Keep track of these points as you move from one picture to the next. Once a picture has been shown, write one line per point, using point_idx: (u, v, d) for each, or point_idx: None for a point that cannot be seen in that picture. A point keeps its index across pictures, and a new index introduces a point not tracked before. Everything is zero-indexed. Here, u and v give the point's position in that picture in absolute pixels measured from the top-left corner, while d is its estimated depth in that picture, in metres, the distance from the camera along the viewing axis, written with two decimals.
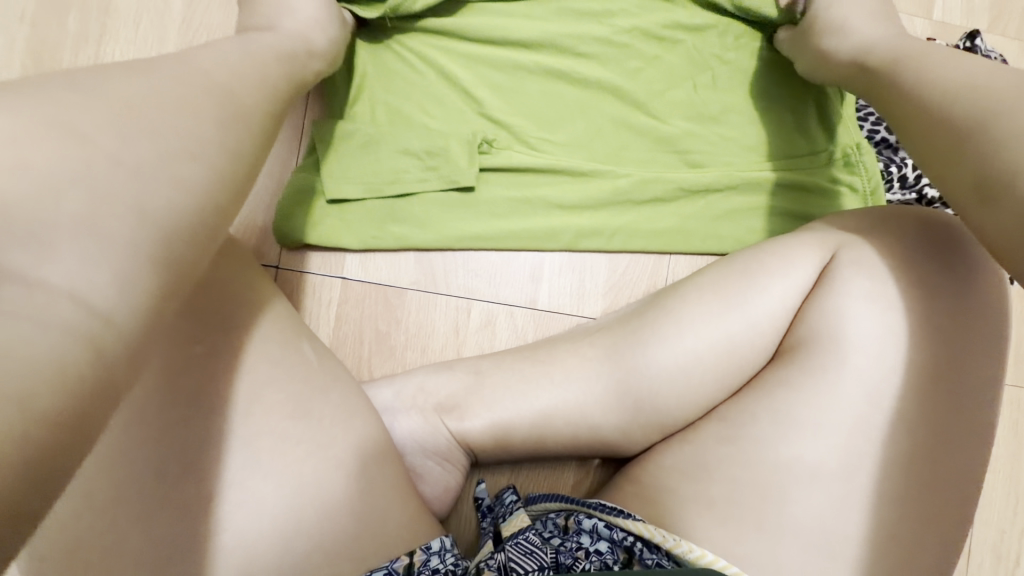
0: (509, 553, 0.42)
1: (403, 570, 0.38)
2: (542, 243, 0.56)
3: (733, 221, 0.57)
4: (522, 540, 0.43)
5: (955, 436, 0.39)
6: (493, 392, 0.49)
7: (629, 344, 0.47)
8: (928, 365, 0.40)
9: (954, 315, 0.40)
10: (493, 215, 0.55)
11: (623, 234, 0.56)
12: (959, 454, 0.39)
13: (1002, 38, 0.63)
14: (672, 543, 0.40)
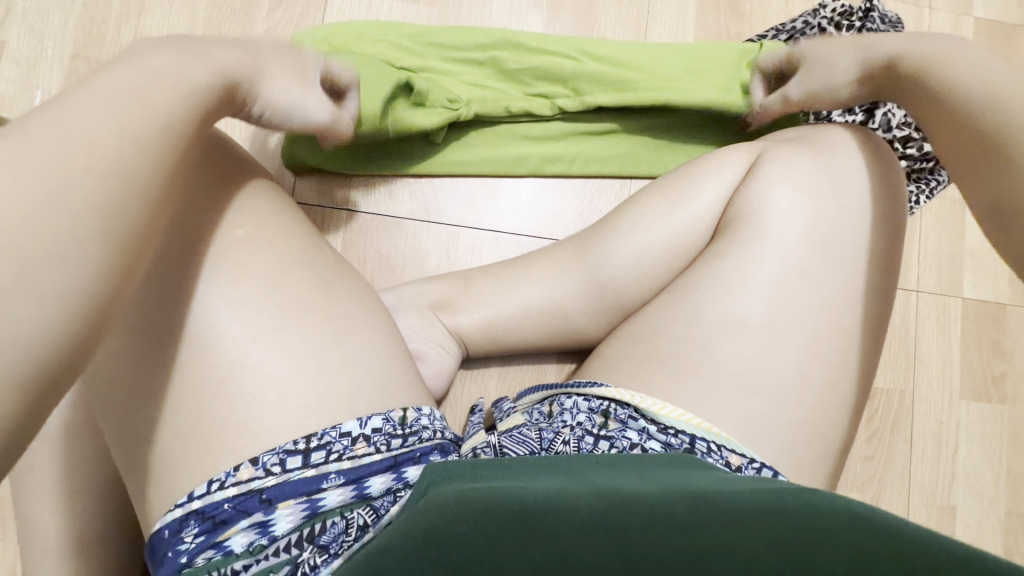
0: (503, 440, 0.50)
1: (398, 420, 0.45)
2: (511, 170, 0.65)
3: (673, 147, 0.67)
4: (516, 432, 0.51)
5: (851, 288, 0.48)
6: (479, 292, 0.57)
7: (594, 244, 0.56)
8: (829, 233, 0.49)
9: (850, 198, 0.50)
10: (470, 146, 0.65)
11: (580, 161, 0.66)
12: (854, 303, 0.49)
13: (901, 2, 0.73)
14: (639, 400, 0.48)
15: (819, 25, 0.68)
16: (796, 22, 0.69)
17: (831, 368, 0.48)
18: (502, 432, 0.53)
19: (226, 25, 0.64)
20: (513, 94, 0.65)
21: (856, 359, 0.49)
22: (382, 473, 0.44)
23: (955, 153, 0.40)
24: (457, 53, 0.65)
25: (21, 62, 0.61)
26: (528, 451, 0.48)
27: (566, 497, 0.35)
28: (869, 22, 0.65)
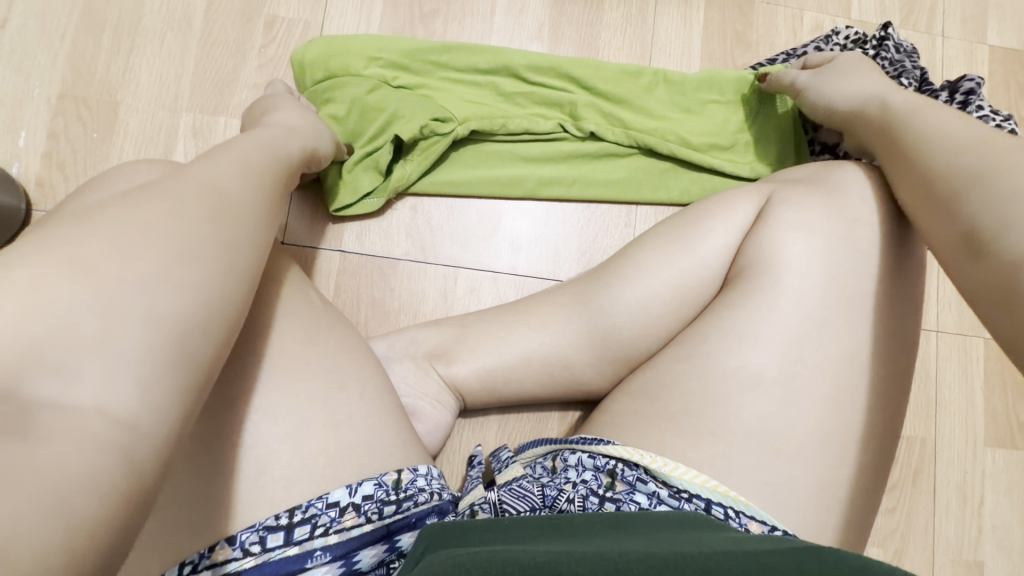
0: (502, 494, 0.47)
1: (392, 484, 0.42)
2: (506, 192, 0.63)
3: (676, 168, 0.65)
4: (516, 486, 0.48)
5: (872, 343, 0.46)
6: (477, 341, 0.54)
7: (598, 288, 0.53)
8: (850, 281, 0.46)
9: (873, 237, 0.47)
10: (464, 168, 0.63)
11: (580, 182, 0.63)
12: (877, 359, 0.46)
13: (914, 32, 0.71)
14: (649, 460, 0.44)
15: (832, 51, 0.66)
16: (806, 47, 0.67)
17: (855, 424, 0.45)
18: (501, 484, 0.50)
19: (217, 62, 0.62)
20: (512, 113, 0.64)
21: (882, 415, 0.46)
22: (373, 544, 0.41)
23: (941, 218, 0.40)
24: (454, 71, 0.64)
25: (6, 101, 0.60)
26: (528, 507, 0.46)
27: (566, 560, 0.33)
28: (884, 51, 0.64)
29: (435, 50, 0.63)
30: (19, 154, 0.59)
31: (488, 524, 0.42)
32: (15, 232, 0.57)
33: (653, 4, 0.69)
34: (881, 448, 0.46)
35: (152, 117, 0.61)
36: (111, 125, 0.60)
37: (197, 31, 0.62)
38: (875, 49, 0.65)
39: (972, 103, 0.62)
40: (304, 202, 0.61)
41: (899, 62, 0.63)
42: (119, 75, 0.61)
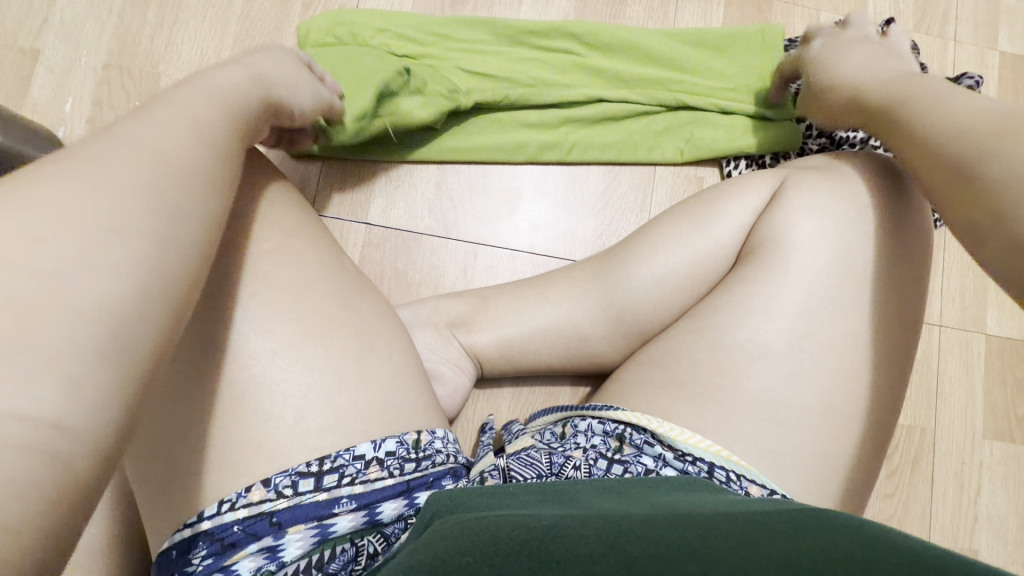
0: (511, 463, 0.49)
1: (412, 443, 0.45)
2: (510, 156, 0.65)
3: (672, 136, 0.67)
4: (525, 455, 0.50)
5: (878, 328, 0.47)
6: (497, 312, 0.56)
7: (614, 266, 0.55)
8: (868, 253, 0.48)
9: (887, 223, 0.49)
10: (470, 133, 0.65)
11: (578, 147, 0.66)
12: (884, 344, 0.47)
13: (926, 35, 0.73)
14: (656, 425, 0.47)
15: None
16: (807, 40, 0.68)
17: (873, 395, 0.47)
18: (511, 454, 0.52)
19: (255, 39, 0.65)
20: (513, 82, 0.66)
21: (894, 386, 0.48)
22: (393, 499, 0.43)
23: (942, 187, 0.37)
24: (457, 44, 0.66)
25: (55, 69, 0.63)
26: (535, 474, 0.47)
27: (568, 523, 0.35)
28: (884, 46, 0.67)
29: (437, 24, 0.65)
30: (65, 119, 0.62)
31: (491, 490, 0.44)
32: None
33: None
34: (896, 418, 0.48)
35: None
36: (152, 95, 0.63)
37: (237, 10, 0.65)
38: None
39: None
40: (335, 175, 0.64)
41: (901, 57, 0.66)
42: (161, 48, 0.64)
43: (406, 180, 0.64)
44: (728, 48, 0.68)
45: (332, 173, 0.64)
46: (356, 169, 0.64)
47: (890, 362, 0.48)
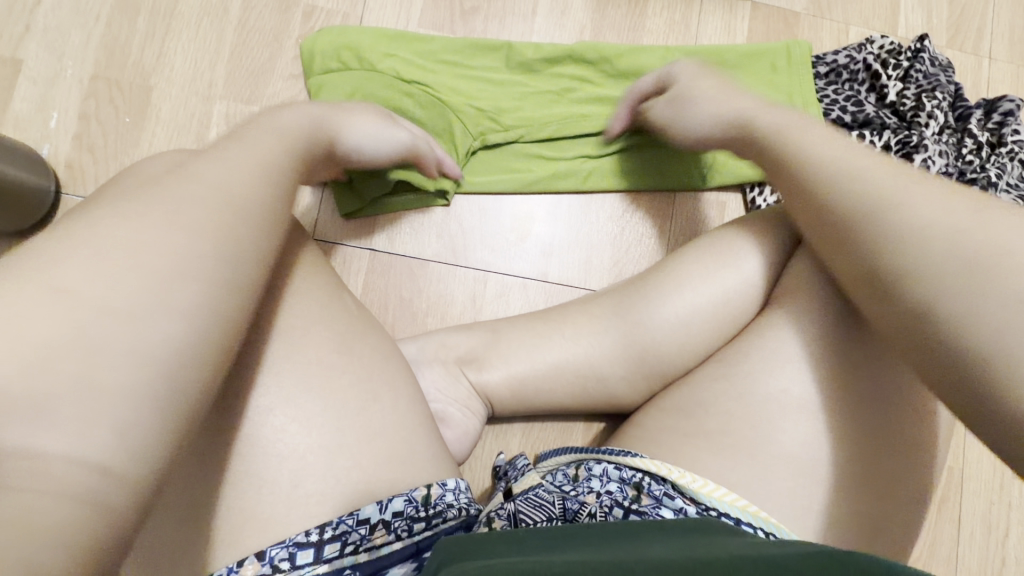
0: (519, 505, 0.46)
1: (421, 500, 0.41)
2: (523, 184, 0.62)
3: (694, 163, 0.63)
4: (534, 495, 0.47)
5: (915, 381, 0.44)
6: (509, 347, 0.53)
7: (634, 303, 0.52)
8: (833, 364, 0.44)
9: None
10: (484, 160, 0.62)
11: (597, 175, 0.62)
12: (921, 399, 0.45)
13: (961, 52, 0.69)
14: (677, 475, 0.44)
15: (864, 60, 0.65)
16: (838, 56, 0.65)
17: (844, 515, 0.43)
18: (517, 493, 0.49)
19: (253, 51, 0.61)
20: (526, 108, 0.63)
21: (886, 500, 0.43)
22: (402, 563, 0.40)
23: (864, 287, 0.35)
24: (467, 68, 0.63)
25: (38, 81, 0.59)
26: (545, 517, 0.45)
27: (580, 565, 0.32)
28: (918, 64, 0.64)
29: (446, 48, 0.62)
30: (49, 135, 0.58)
31: (500, 536, 0.41)
32: (44, 213, 0.57)
33: (696, 11, 0.67)
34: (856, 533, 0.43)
35: (185, 104, 0.60)
36: (143, 110, 0.59)
37: (233, 19, 0.61)
38: (911, 61, 0.64)
39: (1009, 125, 0.62)
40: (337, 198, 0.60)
41: (934, 76, 0.64)
42: (152, 60, 0.60)
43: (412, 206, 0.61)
44: (755, 73, 0.64)
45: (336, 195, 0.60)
46: None
47: (864, 480, 0.43)
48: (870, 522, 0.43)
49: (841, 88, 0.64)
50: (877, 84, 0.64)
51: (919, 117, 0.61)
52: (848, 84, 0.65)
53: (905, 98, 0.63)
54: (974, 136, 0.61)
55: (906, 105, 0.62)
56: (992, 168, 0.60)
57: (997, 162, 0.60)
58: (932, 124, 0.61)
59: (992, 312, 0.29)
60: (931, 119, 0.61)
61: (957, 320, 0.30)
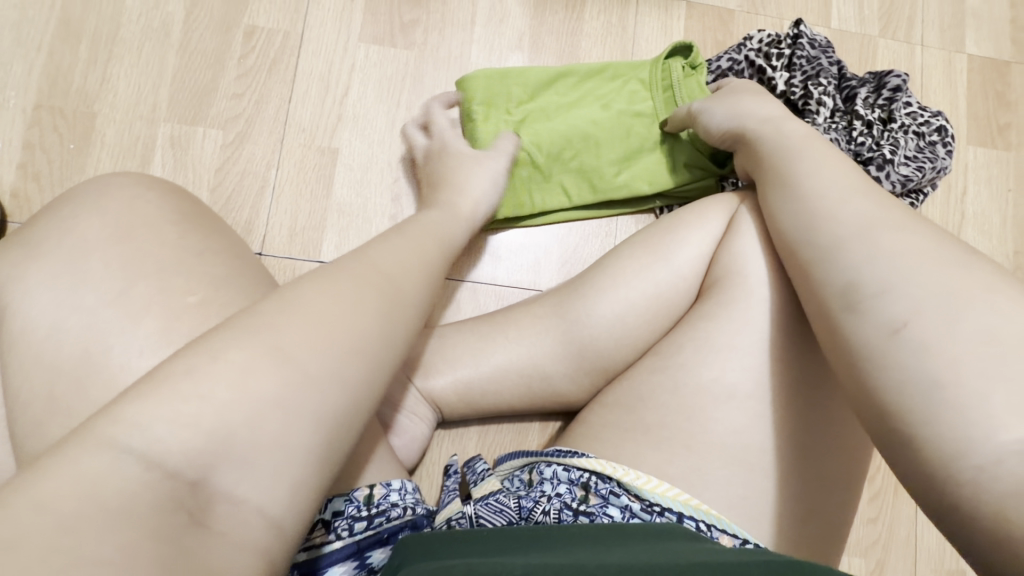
0: (478, 509, 0.47)
1: (363, 499, 0.42)
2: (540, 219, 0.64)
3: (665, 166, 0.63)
4: (493, 500, 0.48)
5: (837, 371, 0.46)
6: (454, 352, 0.54)
7: (575, 301, 0.52)
8: (778, 367, 0.45)
9: None
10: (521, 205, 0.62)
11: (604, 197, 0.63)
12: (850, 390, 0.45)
13: (895, 42, 0.71)
14: (621, 474, 0.44)
15: (747, 58, 0.67)
16: (721, 61, 0.67)
17: (778, 481, 0.44)
18: (477, 498, 0.49)
19: (196, 73, 0.62)
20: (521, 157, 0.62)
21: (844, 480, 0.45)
22: (342, 561, 0.41)
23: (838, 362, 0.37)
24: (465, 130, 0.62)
25: None
26: (506, 522, 0.45)
27: (541, 574, 0.33)
28: (798, 49, 0.66)
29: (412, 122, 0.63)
30: None
31: (463, 534, 0.42)
32: None
33: (633, 15, 0.69)
34: (790, 500, 0.44)
35: (130, 127, 0.60)
36: (87, 135, 0.60)
37: (175, 42, 0.62)
38: (791, 48, 0.66)
39: (898, 99, 0.64)
40: (283, 213, 0.61)
41: (817, 60, 0.66)
42: (97, 85, 0.61)
43: (359, 216, 0.61)
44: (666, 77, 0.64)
45: (283, 211, 0.61)
46: (309, 202, 0.61)
47: (801, 457, 0.44)
48: (802, 494, 0.44)
49: None
50: (764, 78, 0.66)
51: (810, 104, 0.64)
52: None
53: (794, 87, 0.65)
54: (862, 118, 0.63)
55: (795, 94, 0.65)
56: (886, 145, 0.61)
57: (891, 138, 0.62)
58: (822, 111, 0.63)
59: (949, 348, 0.31)
60: (821, 107, 0.63)
61: (911, 349, 0.32)
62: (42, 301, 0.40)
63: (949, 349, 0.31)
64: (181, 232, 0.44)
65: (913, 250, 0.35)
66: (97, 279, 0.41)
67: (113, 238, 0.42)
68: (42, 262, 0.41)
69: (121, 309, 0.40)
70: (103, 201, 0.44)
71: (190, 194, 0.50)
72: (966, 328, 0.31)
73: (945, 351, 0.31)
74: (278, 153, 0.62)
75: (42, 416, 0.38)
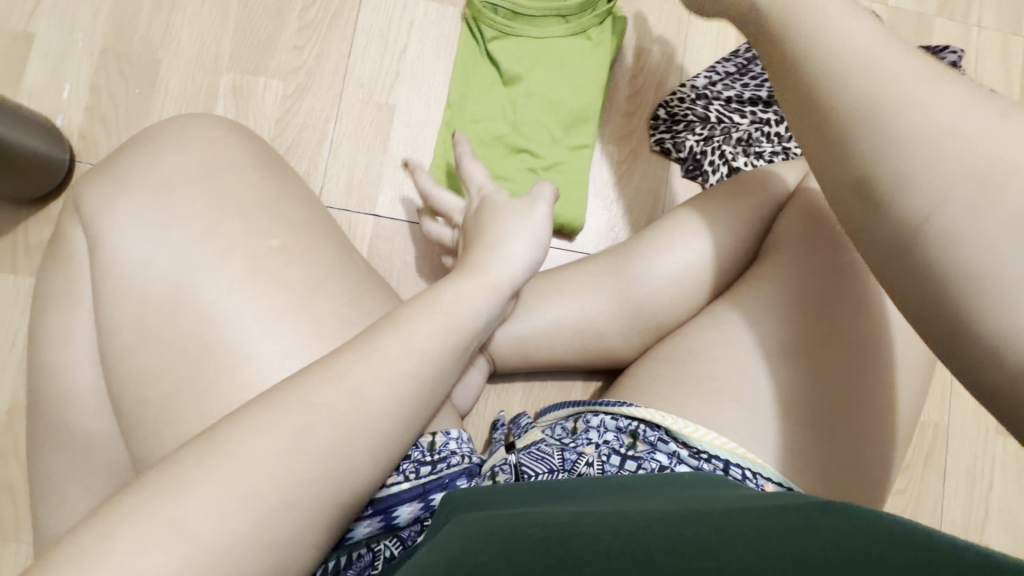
0: (521, 457, 0.48)
1: (427, 446, 0.45)
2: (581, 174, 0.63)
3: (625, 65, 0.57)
4: (535, 448, 0.49)
5: (840, 382, 0.46)
6: (510, 304, 0.55)
7: (629, 260, 0.54)
8: (784, 360, 0.47)
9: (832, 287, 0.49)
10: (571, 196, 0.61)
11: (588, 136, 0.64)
12: (853, 397, 0.46)
13: (951, 21, 0.71)
14: (669, 422, 0.46)
15: None
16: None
17: (786, 429, 0.46)
18: (520, 448, 0.50)
19: (258, 25, 0.63)
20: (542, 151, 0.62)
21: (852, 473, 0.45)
22: (410, 502, 0.43)
23: (898, 271, 0.27)
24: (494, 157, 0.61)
25: (50, 55, 0.60)
26: (547, 470, 0.46)
27: (587, 520, 0.33)
28: None
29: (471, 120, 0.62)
30: (61, 107, 0.60)
31: (501, 487, 0.43)
32: (61, 182, 0.59)
33: None
34: (801, 447, 0.45)
35: (193, 77, 0.62)
36: (153, 82, 0.61)
37: None
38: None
39: None
40: (341, 166, 0.62)
41: None
42: (161, 34, 0.62)
43: (416, 173, 0.63)
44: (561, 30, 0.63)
45: (342, 165, 0.62)
46: (366, 156, 0.62)
47: (815, 408, 0.46)
48: (819, 444, 0.46)
49: None
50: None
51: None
52: None
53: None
54: None
55: None
56: None
57: None
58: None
59: (983, 227, 0.24)
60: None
61: (946, 236, 0.25)
62: (131, 231, 0.42)
63: (984, 227, 0.24)
64: (259, 175, 0.46)
65: (957, 107, 0.26)
66: (185, 215, 0.42)
67: (197, 176, 0.44)
68: (129, 196, 0.43)
69: (209, 244, 0.42)
70: (186, 142, 0.46)
71: (262, 140, 0.51)
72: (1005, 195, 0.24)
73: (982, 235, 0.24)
74: (337, 107, 0.63)
75: (133, 341, 0.40)
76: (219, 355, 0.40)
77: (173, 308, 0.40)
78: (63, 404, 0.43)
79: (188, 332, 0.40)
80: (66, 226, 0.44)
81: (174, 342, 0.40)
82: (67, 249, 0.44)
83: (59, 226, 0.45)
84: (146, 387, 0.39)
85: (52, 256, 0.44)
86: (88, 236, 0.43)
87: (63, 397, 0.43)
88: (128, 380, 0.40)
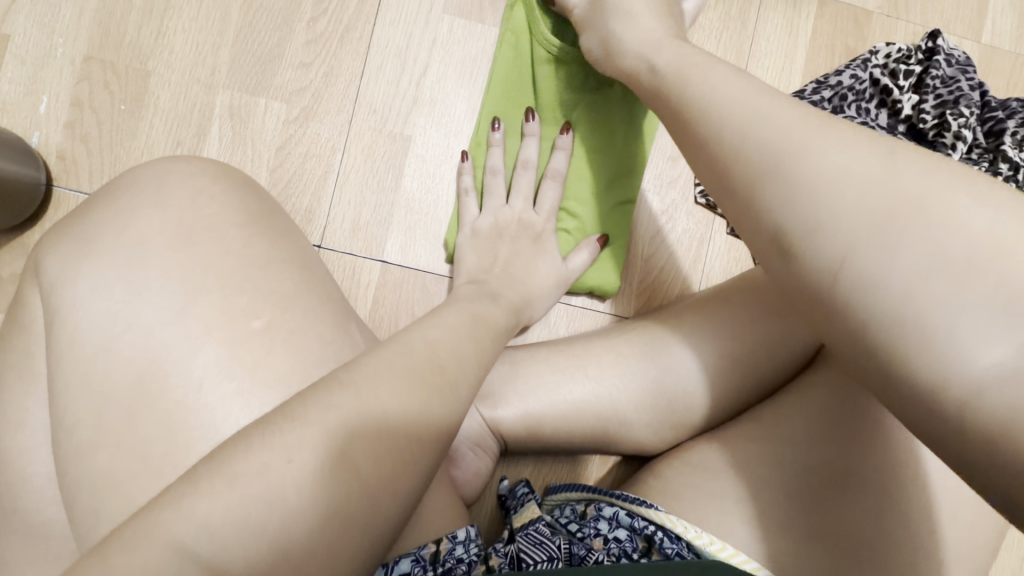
0: (520, 543, 0.43)
1: (430, 558, 0.38)
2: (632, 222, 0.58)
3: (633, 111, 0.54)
4: (533, 530, 0.44)
5: (847, 526, 0.41)
6: (528, 381, 0.50)
7: (663, 344, 0.49)
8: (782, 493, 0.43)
9: (844, 422, 0.44)
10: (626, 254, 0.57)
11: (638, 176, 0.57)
12: (864, 542, 0.41)
13: None
14: (692, 534, 0.41)
15: (871, 75, 0.58)
16: (842, 76, 0.58)
17: (787, 523, 0.42)
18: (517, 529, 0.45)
19: (260, 34, 0.55)
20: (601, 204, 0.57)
21: None
22: None
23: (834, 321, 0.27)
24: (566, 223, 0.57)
25: (27, 60, 0.53)
26: (547, 557, 0.41)
27: None
28: (934, 67, 0.57)
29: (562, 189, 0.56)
30: (39, 121, 0.53)
31: None
32: (38, 207, 0.53)
33: (756, 7, 0.60)
34: (806, 545, 0.41)
35: (185, 92, 0.55)
36: (140, 97, 0.54)
37: None
38: (923, 64, 0.58)
39: None
40: (346, 203, 0.55)
41: (954, 80, 0.57)
42: (151, 40, 0.55)
43: (430, 215, 0.56)
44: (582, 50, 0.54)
45: (348, 202, 0.55)
46: (375, 193, 0.55)
47: (816, 484, 0.43)
48: (814, 521, 0.42)
49: (848, 112, 0.57)
50: (888, 100, 0.58)
51: (944, 137, 0.56)
52: (857, 105, 0.58)
53: (924, 114, 0.57)
54: (1009, 158, 0.54)
55: (927, 122, 0.57)
56: None
57: None
58: (959, 146, 0.55)
59: (900, 274, 0.26)
60: (959, 141, 0.55)
61: (866, 284, 0.26)
62: (96, 308, 0.36)
63: (900, 281, 0.25)
64: (247, 238, 0.39)
65: (876, 154, 0.28)
66: (158, 292, 0.37)
67: (174, 241, 0.38)
68: (94, 263, 0.37)
69: (184, 328, 0.36)
70: (165, 196, 0.39)
71: (255, 184, 0.44)
72: (913, 246, 0.26)
73: (928, 292, 0.25)
74: (345, 134, 0.55)
75: (87, 442, 0.35)
76: (186, 465, 0.34)
77: (136, 405, 0.35)
78: (18, 491, 0.38)
79: (151, 436, 0.35)
80: (29, 294, 0.39)
81: (132, 447, 0.34)
82: (30, 321, 0.39)
83: (22, 289, 0.39)
84: (100, 497, 0.34)
85: (11, 323, 0.40)
86: (50, 308, 0.37)
87: (17, 484, 0.38)
88: (83, 484, 0.35)
